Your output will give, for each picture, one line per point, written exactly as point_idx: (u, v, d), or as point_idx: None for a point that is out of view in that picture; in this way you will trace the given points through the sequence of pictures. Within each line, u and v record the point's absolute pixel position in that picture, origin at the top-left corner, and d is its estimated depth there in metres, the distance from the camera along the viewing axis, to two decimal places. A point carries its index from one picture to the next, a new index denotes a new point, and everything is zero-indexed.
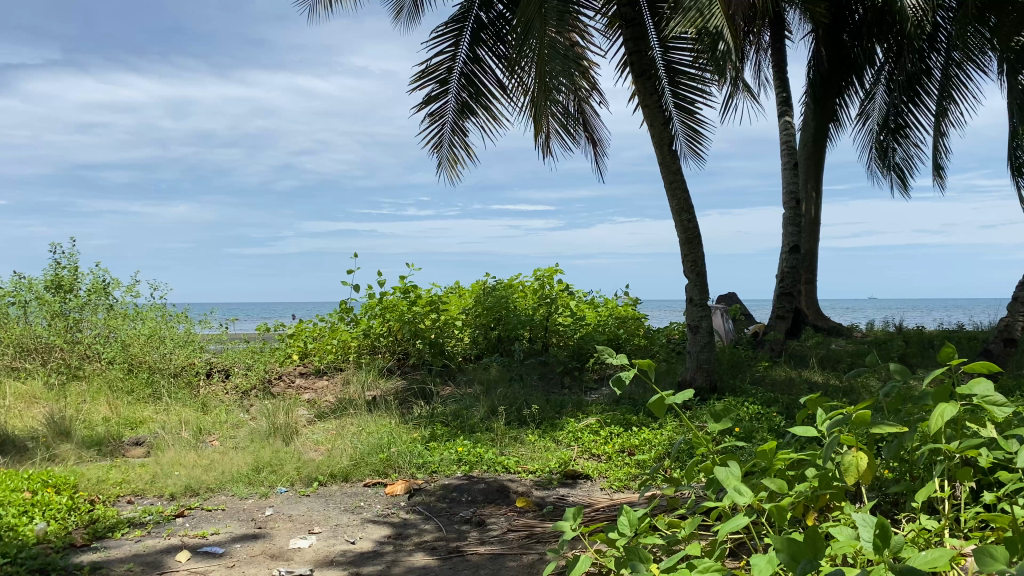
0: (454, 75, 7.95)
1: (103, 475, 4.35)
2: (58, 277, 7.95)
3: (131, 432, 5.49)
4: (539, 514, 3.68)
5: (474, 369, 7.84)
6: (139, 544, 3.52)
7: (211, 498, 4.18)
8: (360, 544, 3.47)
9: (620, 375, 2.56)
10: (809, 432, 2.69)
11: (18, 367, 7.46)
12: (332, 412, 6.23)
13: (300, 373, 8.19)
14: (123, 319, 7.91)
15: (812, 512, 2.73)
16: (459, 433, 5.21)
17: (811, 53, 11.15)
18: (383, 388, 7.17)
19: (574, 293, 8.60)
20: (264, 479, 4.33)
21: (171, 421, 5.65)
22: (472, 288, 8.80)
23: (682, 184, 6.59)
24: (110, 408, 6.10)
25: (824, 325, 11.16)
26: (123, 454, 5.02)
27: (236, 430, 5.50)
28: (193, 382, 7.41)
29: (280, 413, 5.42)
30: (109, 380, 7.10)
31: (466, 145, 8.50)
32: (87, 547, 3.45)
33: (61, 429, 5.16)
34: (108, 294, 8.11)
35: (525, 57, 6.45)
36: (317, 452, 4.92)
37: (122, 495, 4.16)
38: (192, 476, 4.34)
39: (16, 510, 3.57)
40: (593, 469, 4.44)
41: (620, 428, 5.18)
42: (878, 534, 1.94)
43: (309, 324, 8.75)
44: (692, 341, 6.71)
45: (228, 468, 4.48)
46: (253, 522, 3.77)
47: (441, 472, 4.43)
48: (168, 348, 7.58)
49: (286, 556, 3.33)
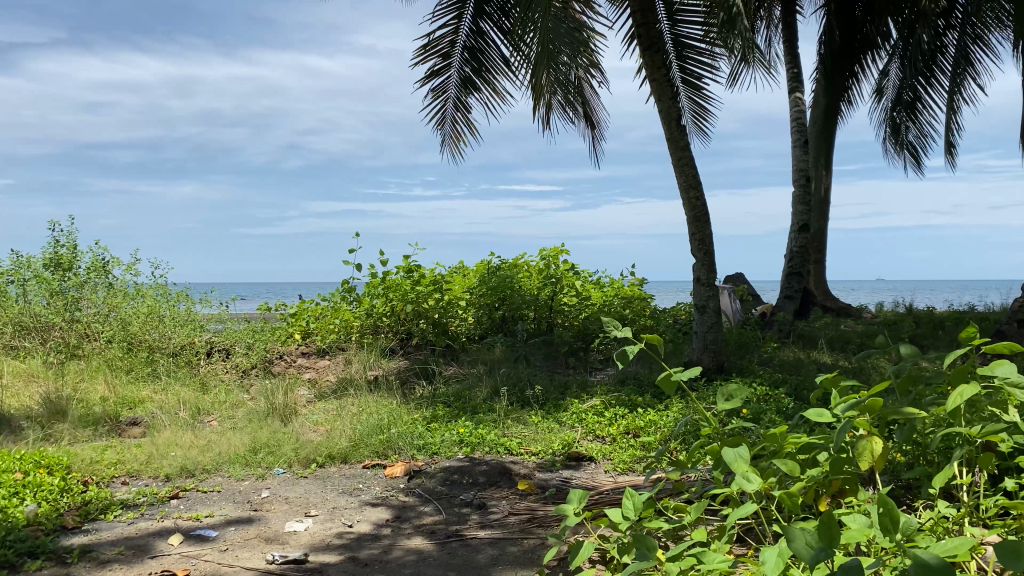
0: (457, 49, 7.82)
1: (97, 456, 4.26)
2: (57, 255, 7.85)
3: (128, 412, 5.42)
4: (541, 498, 3.58)
5: (478, 349, 7.71)
6: (131, 526, 3.44)
7: (207, 479, 4.10)
8: (357, 527, 3.39)
9: (626, 351, 2.48)
10: (823, 416, 2.59)
11: (18, 346, 7.41)
12: (333, 392, 6.16)
13: (302, 352, 8.14)
14: (123, 298, 7.85)
15: (825, 498, 2.63)
16: (461, 414, 5.12)
17: (823, 28, 10.91)
18: (385, 367, 7.10)
19: (579, 273, 8.49)
20: (261, 460, 4.25)
21: (169, 400, 5.58)
22: (476, 267, 8.67)
23: (690, 161, 6.44)
24: (108, 387, 6.03)
25: (833, 306, 11.01)
26: (119, 434, 4.95)
27: (235, 409, 5.41)
28: (194, 361, 7.34)
29: (279, 393, 5.35)
30: (108, 359, 7.03)
31: (470, 123, 8.36)
32: (78, 529, 3.38)
33: (57, 408, 5.09)
34: (108, 273, 8.01)
35: (530, 29, 6.30)
36: (316, 433, 4.83)
37: (117, 476, 4.09)
38: (188, 457, 4.26)
39: (7, 491, 3.50)
40: (597, 451, 4.34)
41: (625, 409, 5.08)
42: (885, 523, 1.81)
43: (311, 303, 8.69)
44: (700, 321, 6.57)
45: (225, 448, 4.39)
46: (249, 504, 3.69)
47: (442, 454, 4.34)
48: (168, 327, 7.51)
49: (281, 540, 3.25)
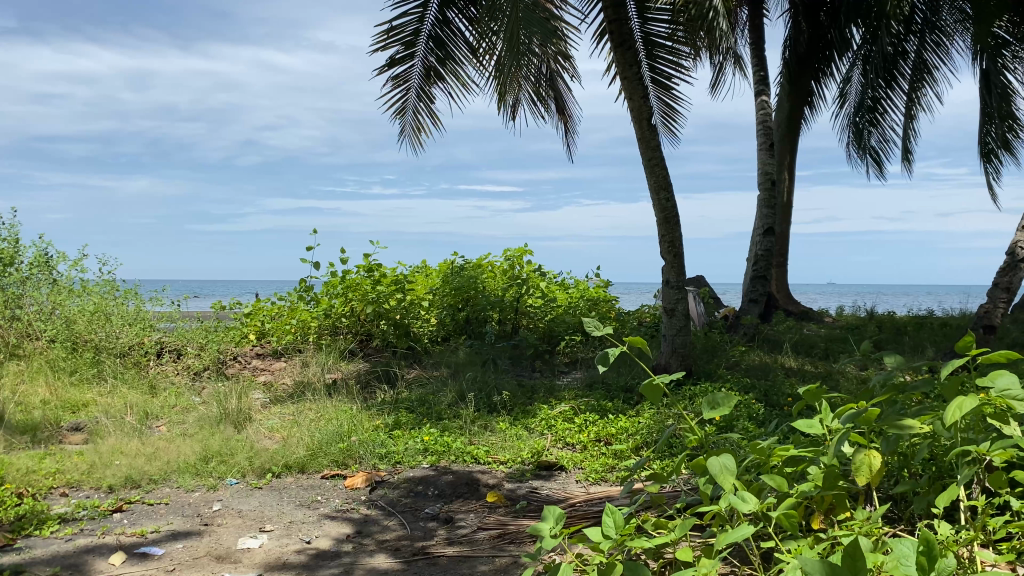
0: (421, 38, 7.58)
1: (33, 465, 3.96)
2: None
3: (70, 417, 5.12)
4: (512, 511, 3.39)
5: (441, 352, 7.47)
6: (69, 543, 3.18)
7: (154, 490, 3.84)
8: (316, 543, 3.17)
9: (608, 353, 2.32)
10: (811, 427, 2.44)
11: None
12: (289, 396, 5.90)
13: (256, 354, 7.86)
14: (68, 295, 7.50)
15: (817, 514, 2.49)
16: (425, 420, 4.91)
17: (789, 31, 10.89)
18: (344, 370, 6.86)
19: (544, 274, 8.33)
20: (212, 470, 4.00)
21: (114, 405, 5.28)
22: (439, 266, 8.47)
23: (661, 161, 6.32)
24: (50, 390, 5.71)
25: (795, 310, 11.02)
26: (59, 441, 4.64)
27: (185, 414, 5.14)
28: (142, 363, 7.03)
29: (233, 397, 5.08)
30: (50, 359, 6.69)
31: (432, 113, 8.15)
32: (9, 546, 3.11)
33: None
34: (52, 268, 7.63)
35: (498, 21, 6.11)
36: (271, 441, 4.59)
37: (55, 488, 3.81)
38: (134, 466, 3.99)
39: None
40: (568, 459, 4.17)
41: (596, 415, 4.92)
42: (917, 560, 1.77)
43: (267, 302, 8.43)
44: (668, 325, 6.45)
45: (173, 457, 4.14)
46: (199, 518, 3.44)
47: (406, 463, 4.13)
48: (116, 326, 7.17)
49: (233, 558, 3.02)
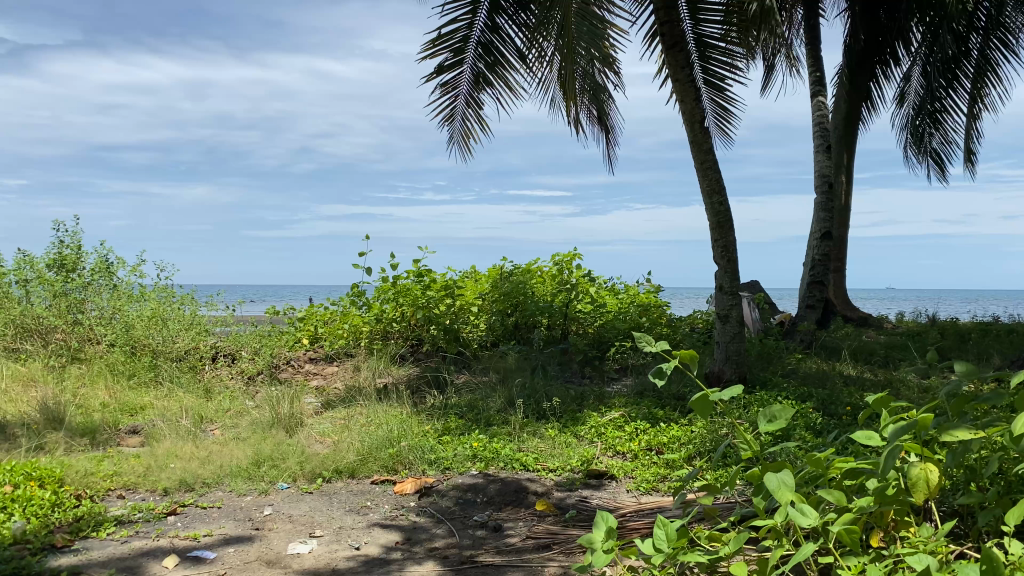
0: (471, 45, 7.58)
1: (92, 467, 4.04)
2: (61, 256, 7.67)
3: (128, 420, 5.23)
4: (561, 520, 3.35)
5: (490, 358, 7.45)
6: (125, 545, 3.24)
7: (207, 494, 3.89)
8: (365, 549, 3.17)
9: (662, 367, 2.27)
10: (870, 439, 2.35)
11: (19, 350, 7.22)
12: (341, 400, 5.95)
13: (310, 357, 7.97)
14: (128, 300, 7.69)
15: (878, 531, 2.39)
16: (474, 426, 4.89)
17: (846, 31, 10.64)
18: (395, 375, 6.89)
19: (594, 279, 8.26)
20: (264, 474, 4.03)
21: (171, 408, 5.38)
22: (489, 271, 8.45)
23: (713, 164, 6.21)
24: (110, 393, 5.84)
25: (854, 316, 10.75)
26: (117, 444, 4.73)
27: (239, 418, 5.22)
28: (199, 367, 7.16)
29: (285, 402, 5.14)
30: (110, 363, 6.85)
31: (481, 119, 8.15)
32: (67, 548, 3.17)
33: (53, 416, 4.87)
34: (113, 274, 7.84)
35: (548, 25, 6.08)
36: (323, 445, 4.63)
37: (113, 490, 3.89)
38: (188, 469, 4.05)
39: None
40: (618, 468, 4.10)
41: (647, 423, 4.85)
42: None
43: (320, 307, 8.54)
44: (721, 331, 6.34)
45: (227, 461, 4.19)
46: (250, 522, 3.47)
47: (455, 470, 4.12)
48: (173, 330, 7.32)
49: (283, 563, 3.03)
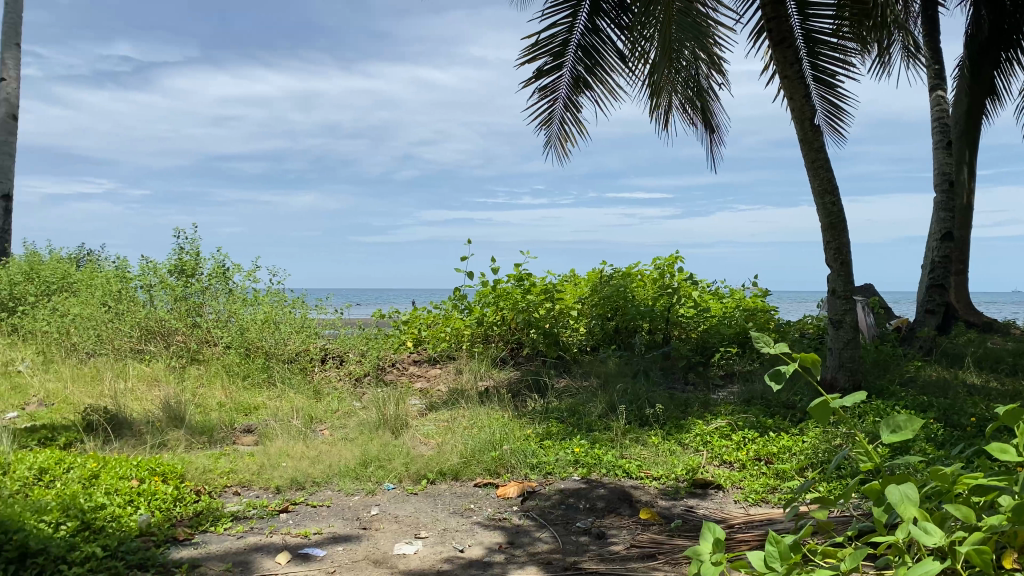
0: (571, 48, 7.57)
1: (210, 464, 4.22)
2: (182, 262, 8.08)
3: (243, 419, 5.44)
4: (666, 530, 3.28)
5: (591, 362, 7.42)
6: (241, 540, 3.36)
7: (317, 493, 4.00)
8: (469, 552, 3.18)
9: (779, 369, 2.19)
10: (1004, 453, 2.20)
11: (143, 350, 7.64)
12: (444, 403, 6.03)
13: (413, 360, 8.13)
14: (243, 304, 8.02)
15: (1011, 552, 2.22)
16: (576, 432, 4.86)
17: (969, 21, 10.08)
18: (496, 378, 6.94)
19: (697, 283, 8.11)
20: (371, 474, 4.12)
21: (283, 408, 5.58)
22: (589, 275, 8.38)
23: (824, 163, 5.99)
24: (226, 393, 6.10)
25: (977, 321, 10.16)
26: (233, 442, 4.93)
27: (347, 419, 5.35)
28: (308, 369, 7.41)
29: (390, 404, 5.24)
30: (226, 364, 7.16)
31: (580, 122, 8.12)
32: (188, 541, 3.33)
33: (175, 414, 5.11)
34: (229, 279, 8.21)
35: (649, 26, 6.01)
36: (426, 447, 4.69)
37: (229, 486, 4.04)
38: (299, 468, 4.18)
39: (122, 499, 3.51)
40: (725, 478, 3.99)
41: (755, 432, 4.70)
42: None
43: (422, 310, 8.65)
44: (834, 337, 6.10)
45: (335, 460, 4.30)
46: (358, 522, 3.55)
47: (557, 474, 4.10)
48: (284, 333, 7.59)
49: (390, 563, 3.08)
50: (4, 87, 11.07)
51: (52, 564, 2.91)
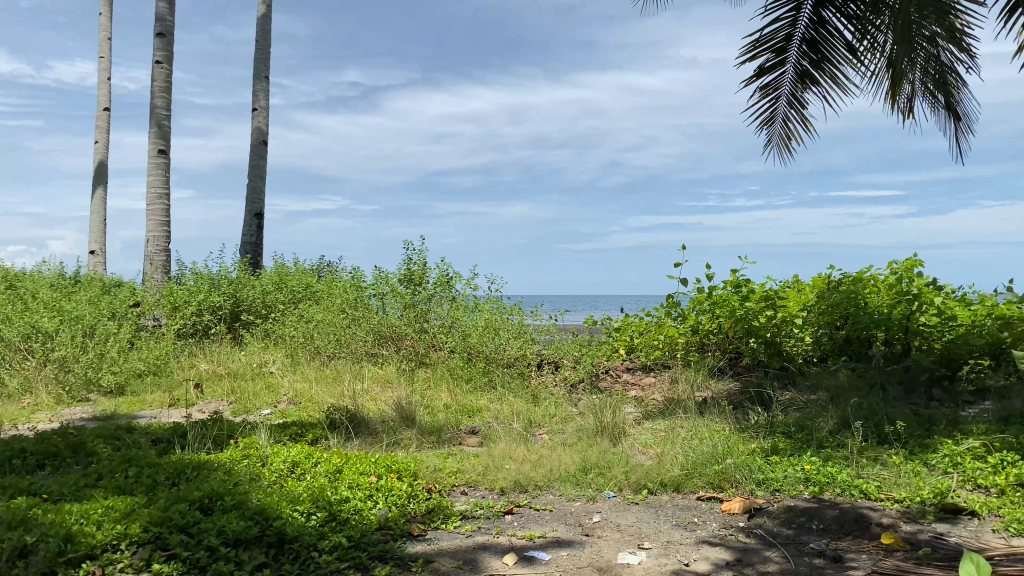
0: (793, 43, 7.23)
1: (439, 464, 4.44)
2: (410, 271, 8.59)
3: (467, 421, 5.68)
4: (913, 557, 3.02)
5: (819, 375, 6.96)
6: (470, 539, 3.50)
7: (540, 496, 4.08)
8: (694, 567, 3.11)
9: None
10: None
11: (376, 354, 8.16)
12: (661, 412, 5.94)
13: (627, 368, 8.07)
14: (464, 310, 8.38)
15: None
16: (804, 448, 4.60)
17: None
18: (715, 389, 6.74)
19: (941, 288, 7.25)
20: (591, 481, 4.14)
21: (504, 411, 5.76)
22: (814, 281, 7.91)
23: None
24: (451, 396, 6.39)
25: None
26: (459, 443, 5.14)
27: (565, 424, 5.43)
28: (526, 373, 7.59)
29: (608, 411, 5.24)
30: (450, 368, 7.53)
31: (804, 120, 7.72)
32: (421, 537, 3.52)
33: (406, 414, 5.42)
34: (452, 287, 8.61)
35: (884, 11, 5.60)
36: (646, 456, 4.64)
37: (457, 486, 4.23)
38: (521, 471, 4.28)
39: (362, 493, 3.76)
40: (981, 505, 3.61)
41: (1016, 455, 4.22)
42: None
43: (636, 317, 8.60)
44: None
45: (556, 466, 4.36)
46: (580, 528, 3.58)
47: (785, 491, 3.91)
48: (503, 339, 7.82)
49: (614, 572, 3.07)
50: (257, 116, 12.34)
51: (305, 551, 3.23)
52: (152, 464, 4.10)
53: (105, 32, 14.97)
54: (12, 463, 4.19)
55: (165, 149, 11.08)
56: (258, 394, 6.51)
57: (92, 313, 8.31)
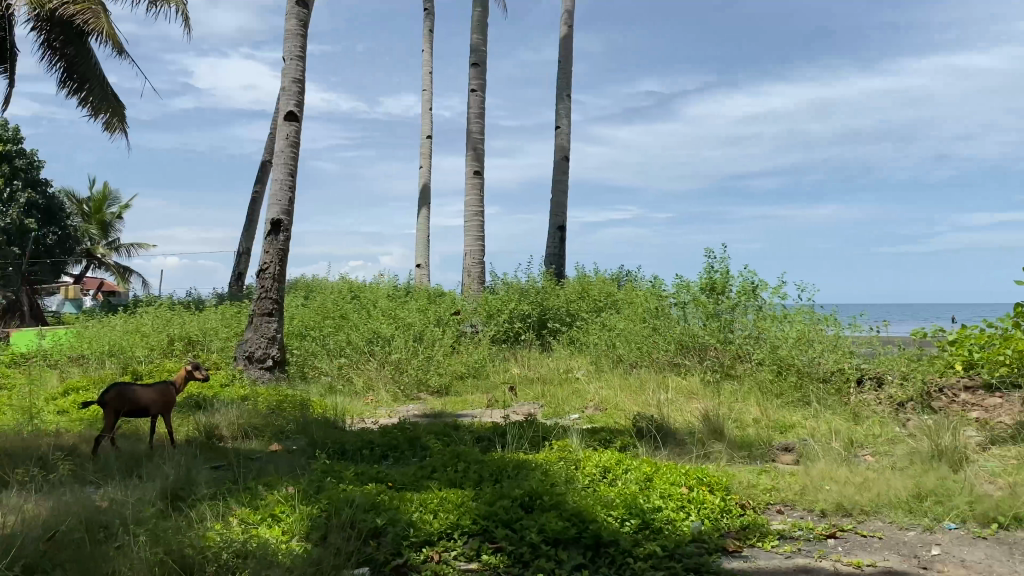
0: None
1: (753, 480, 4.29)
2: (713, 281, 8.48)
3: (781, 437, 5.43)
4: None
5: None
6: (789, 560, 3.33)
7: (867, 522, 3.79)
8: None
9: None
10: None
11: (681, 363, 8.15)
12: (1011, 438, 5.23)
13: (965, 386, 7.15)
14: (772, 322, 7.92)
15: None
16: None
17: None
18: None
19: None
20: (928, 510, 3.76)
21: (821, 429, 5.43)
22: None
23: None
24: (761, 410, 6.15)
25: None
26: (773, 460, 4.93)
27: (893, 446, 4.99)
28: (845, 390, 7.10)
29: (945, 433, 4.72)
30: (760, 382, 7.39)
31: None
32: (737, 553, 3.43)
33: (716, 428, 5.28)
34: (757, 297, 8.20)
35: None
36: (994, 486, 4.10)
37: (772, 504, 4.06)
38: (845, 494, 4.00)
39: (675, 504, 3.75)
40: None
41: None
42: None
43: (974, 329, 7.76)
44: None
45: (886, 490, 4.01)
46: (916, 560, 3.26)
47: None
48: (817, 351, 7.35)
49: None
50: (561, 133, 12.89)
51: (621, 556, 3.28)
52: (478, 461, 4.41)
53: (427, 68, 16.56)
54: (362, 453, 4.75)
55: (480, 170, 11.96)
56: (567, 400, 6.75)
57: (420, 320, 9.20)
